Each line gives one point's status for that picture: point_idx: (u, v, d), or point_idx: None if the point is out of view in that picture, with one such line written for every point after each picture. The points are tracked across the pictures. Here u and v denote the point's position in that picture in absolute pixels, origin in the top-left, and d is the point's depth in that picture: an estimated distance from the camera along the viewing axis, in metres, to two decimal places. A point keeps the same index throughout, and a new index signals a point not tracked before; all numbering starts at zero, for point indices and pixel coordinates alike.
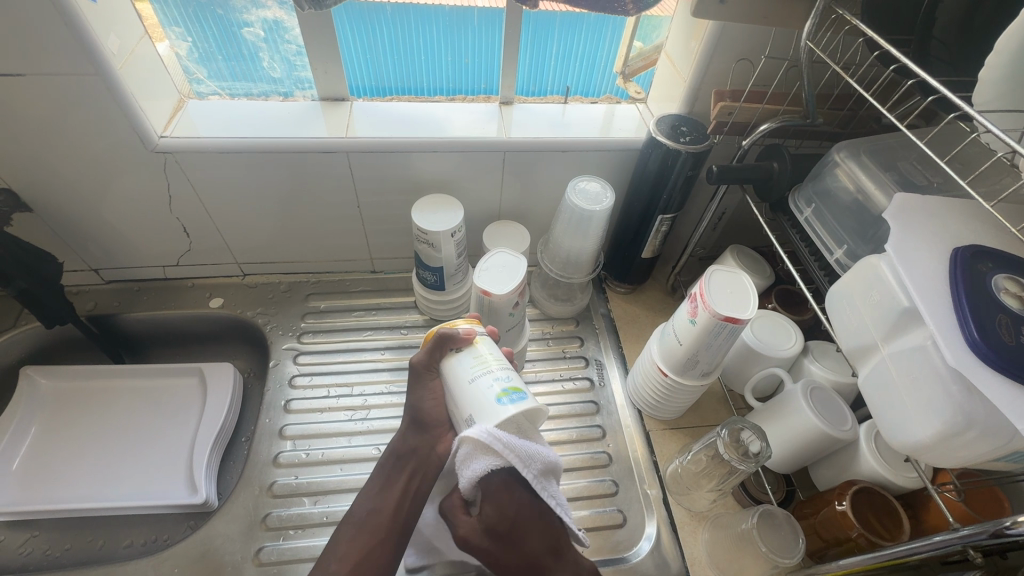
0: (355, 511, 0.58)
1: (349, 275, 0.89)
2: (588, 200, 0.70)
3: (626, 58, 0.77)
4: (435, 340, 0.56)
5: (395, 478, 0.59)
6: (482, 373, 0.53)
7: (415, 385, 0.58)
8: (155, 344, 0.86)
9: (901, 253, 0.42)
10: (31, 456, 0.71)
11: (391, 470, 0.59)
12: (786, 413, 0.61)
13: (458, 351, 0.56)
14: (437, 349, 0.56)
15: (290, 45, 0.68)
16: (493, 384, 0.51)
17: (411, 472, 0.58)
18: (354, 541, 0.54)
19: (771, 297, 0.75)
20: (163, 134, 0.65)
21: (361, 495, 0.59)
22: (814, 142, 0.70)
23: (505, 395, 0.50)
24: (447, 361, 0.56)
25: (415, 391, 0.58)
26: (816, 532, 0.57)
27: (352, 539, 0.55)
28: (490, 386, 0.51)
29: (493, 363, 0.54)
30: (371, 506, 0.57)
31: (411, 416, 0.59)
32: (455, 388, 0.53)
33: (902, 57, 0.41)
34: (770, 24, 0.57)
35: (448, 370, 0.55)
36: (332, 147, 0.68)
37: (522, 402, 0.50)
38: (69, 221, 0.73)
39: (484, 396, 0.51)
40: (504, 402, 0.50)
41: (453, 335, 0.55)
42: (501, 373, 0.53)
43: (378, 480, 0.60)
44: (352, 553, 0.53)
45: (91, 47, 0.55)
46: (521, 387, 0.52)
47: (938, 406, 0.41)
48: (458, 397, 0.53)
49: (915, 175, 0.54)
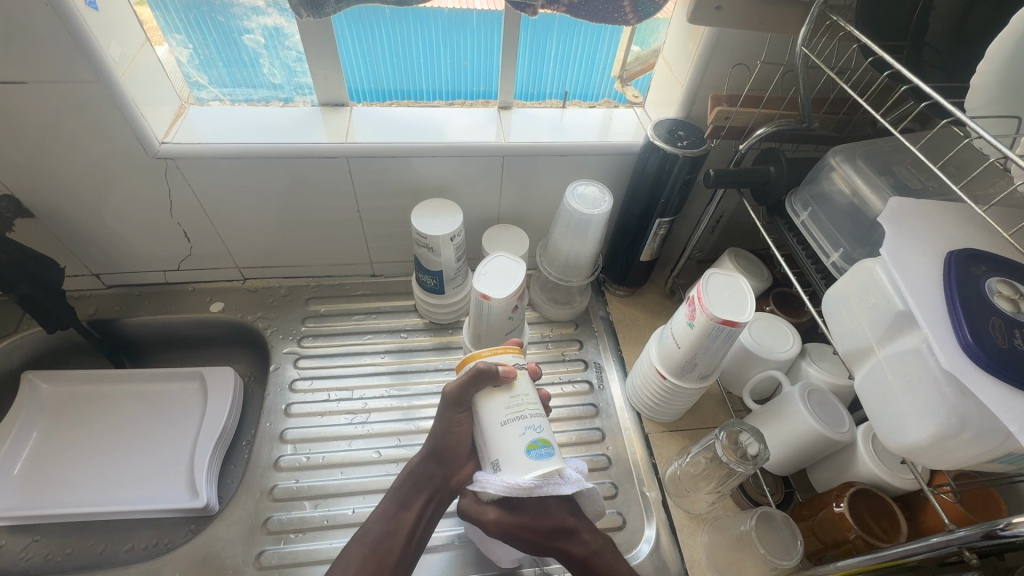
0: (368, 529, 0.56)
1: (349, 279, 0.90)
2: (586, 204, 0.70)
3: (624, 62, 0.77)
4: (473, 372, 0.54)
5: (411, 498, 0.58)
6: (517, 417, 0.52)
7: (444, 412, 0.57)
8: (156, 348, 0.86)
9: (896, 257, 0.43)
10: (33, 460, 0.72)
11: (405, 491, 0.59)
12: (784, 414, 0.62)
13: (497, 388, 0.54)
14: (474, 383, 0.54)
15: (291, 52, 0.69)
16: (525, 432, 0.52)
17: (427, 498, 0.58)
18: (369, 561, 0.53)
19: (769, 299, 0.75)
20: (164, 140, 0.65)
21: (373, 513, 0.58)
22: (810, 146, 0.71)
23: (533, 448, 0.50)
24: (484, 396, 0.54)
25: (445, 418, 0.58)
26: (814, 533, 0.58)
27: (365, 563, 0.53)
28: (521, 434, 0.51)
29: (528, 407, 0.53)
30: (383, 527, 0.56)
31: (434, 443, 0.59)
32: (486, 427, 0.53)
33: (895, 64, 0.42)
34: (765, 29, 0.58)
35: (484, 407, 0.54)
36: (332, 152, 0.68)
37: (547, 459, 0.50)
38: (71, 227, 0.73)
39: (515, 443, 0.51)
40: (530, 456, 0.50)
41: (495, 372, 0.54)
42: (532, 419, 0.52)
43: (391, 501, 0.58)
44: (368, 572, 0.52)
45: (92, 54, 0.55)
46: (550, 440, 0.52)
47: (933, 408, 0.41)
48: (487, 436, 0.53)
49: (910, 178, 0.55)
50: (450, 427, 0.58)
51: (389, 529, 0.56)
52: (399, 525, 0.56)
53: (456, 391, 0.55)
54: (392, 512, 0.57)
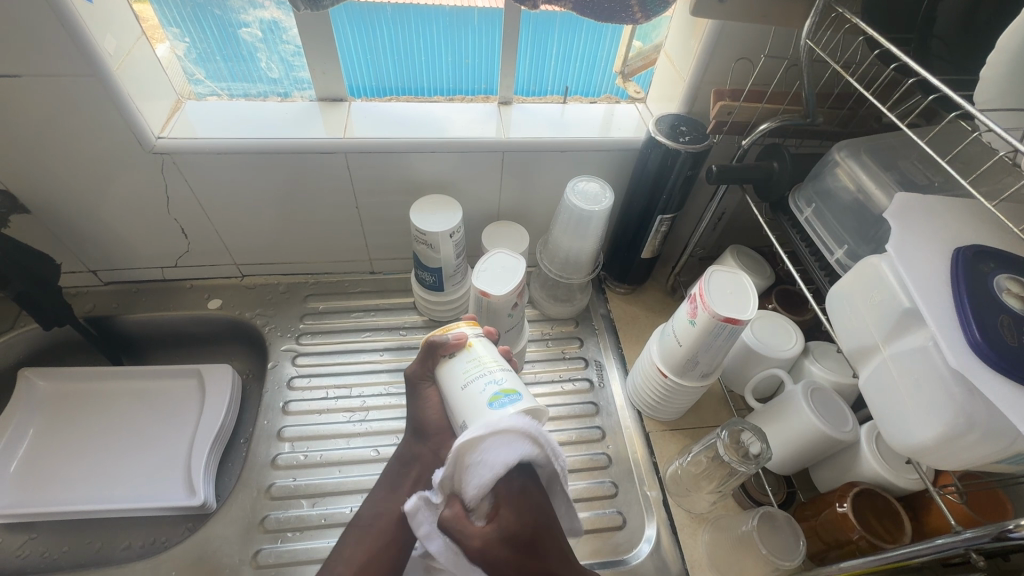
0: (361, 514, 0.57)
1: (348, 276, 0.89)
2: (587, 200, 0.70)
3: (625, 58, 0.77)
4: (426, 347, 0.55)
5: (402, 481, 0.59)
6: (476, 378, 0.50)
7: (411, 394, 0.58)
8: (154, 345, 0.85)
9: (902, 254, 0.42)
10: (29, 457, 0.71)
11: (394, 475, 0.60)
12: (786, 413, 0.61)
13: (451, 355, 0.54)
14: (427, 358, 0.55)
15: (288, 46, 0.68)
16: (485, 388, 0.49)
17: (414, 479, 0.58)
18: (361, 544, 0.54)
19: (771, 297, 0.74)
20: (160, 135, 0.64)
21: (366, 500, 0.59)
22: (814, 142, 0.70)
23: (494, 400, 0.47)
24: (439, 368, 0.54)
25: (415, 398, 0.57)
26: (817, 534, 0.57)
27: (357, 543, 0.54)
28: (483, 391, 0.49)
29: (488, 366, 0.51)
30: (374, 511, 0.57)
31: (412, 424, 0.59)
32: (448, 394, 0.52)
33: (903, 56, 0.41)
34: (770, 22, 0.57)
35: (442, 375, 0.53)
36: (330, 147, 0.68)
37: (517, 401, 0.47)
38: (68, 223, 0.73)
39: (476, 400, 0.48)
40: (492, 407, 0.47)
41: (442, 341, 0.54)
42: (495, 376, 0.50)
43: (382, 487, 0.60)
44: (358, 555, 0.53)
45: (86, 47, 0.55)
46: (516, 390, 0.49)
47: (940, 408, 0.40)
48: (451, 403, 0.51)
49: (916, 174, 0.54)
50: (421, 403, 0.57)
51: (379, 513, 0.57)
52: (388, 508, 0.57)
53: (416, 369, 0.57)
54: (382, 497, 0.58)
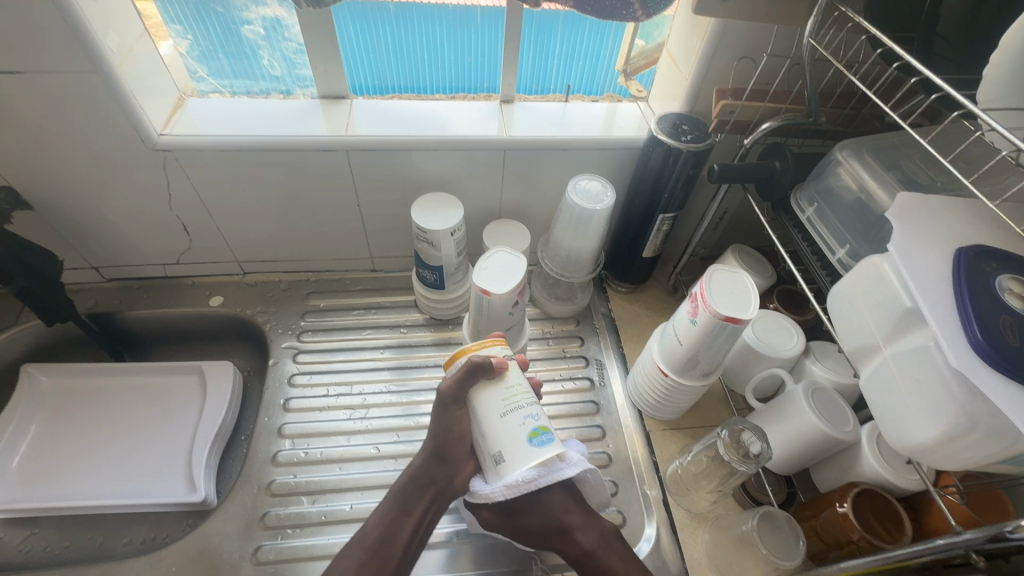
0: (366, 535, 0.55)
1: (349, 274, 0.89)
2: (588, 199, 0.69)
3: (628, 57, 0.77)
4: (467, 365, 0.53)
5: (412, 501, 0.57)
6: (514, 408, 0.52)
7: (443, 412, 0.56)
8: (155, 342, 0.86)
9: (904, 253, 0.42)
10: (31, 452, 0.72)
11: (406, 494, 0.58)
12: (787, 413, 0.61)
13: (491, 380, 0.54)
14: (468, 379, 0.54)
15: (290, 43, 0.68)
16: (524, 422, 0.52)
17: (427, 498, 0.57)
18: (367, 568, 0.52)
19: (773, 296, 0.74)
20: (162, 131, 0.65)
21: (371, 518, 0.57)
22: (816, 141, 0.70)
23: (534, 436, 0.51)
24: (478, 390, 0.54)
25: (444, 416, 0.56)
26: (817, 534, 0.57)
27: (362, 568, 0.52)
28: (522, 425, 0.52)
29: (523, 397, 0.54)
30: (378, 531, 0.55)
31: (436, 439, 0.57)
32: (482, 419, 0.53)
33: (905, 54, 0.41)
34: (772, 21, 0.57)
35: (478, 399, 0.54)
36: (332, 145, 0.68)
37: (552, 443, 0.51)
38: (70, 219, 0.73)
39: (516, 433, 0.51)
40: (533, 445, 0.51)
41: (488, 364, 0.53)
42: (531, 408, 0.53)
43: (388, 505, 0.57)
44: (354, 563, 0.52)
45: (89, 43, 0.55)
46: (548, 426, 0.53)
47: (942, 407, 0.40)
48: (484, 429, 0.53)
49: (918, 173, 0.54)
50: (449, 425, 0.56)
51: (384, 534, 0.55)
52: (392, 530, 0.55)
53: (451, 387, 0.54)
54: (389, 517, 0.56)
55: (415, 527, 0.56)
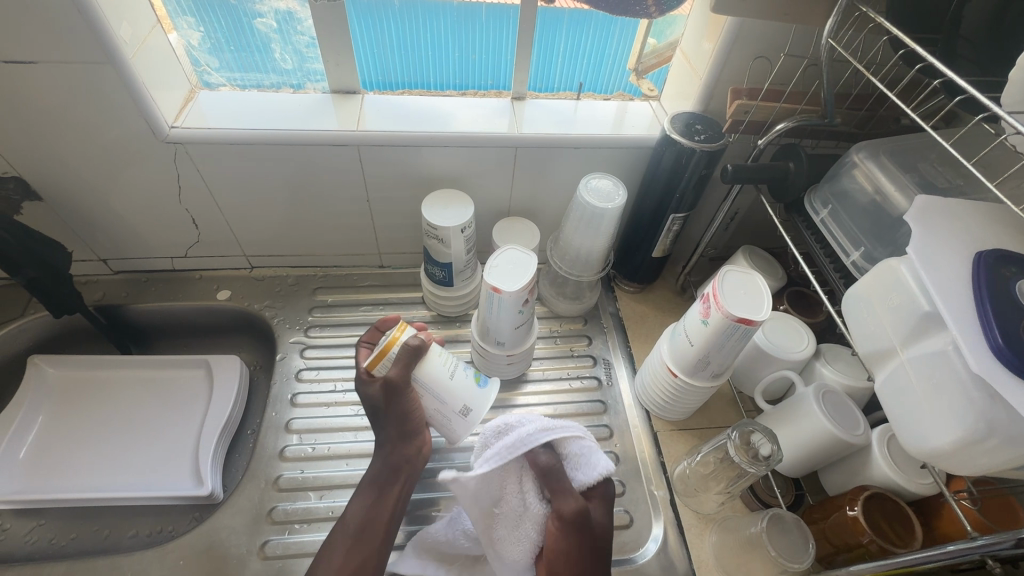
0: (354, 515, 0.58)
1: (357, 270, 0.89)
2: (600, 197, 0.69)
3: (639, 55, 0.76)
4: (406, 352, 0.58)
5: (387, 483, 0.59)
6: (454, 367, 0.61)
7: (365, 389, 0.60)
8: (162, 335, 0.86)
9: (924, 257, 0.41)
10: (38, 443, 0.72)
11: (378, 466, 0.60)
12: (798, 415, 0.61)
13: (426, 357, 0.59)
14: (411, 359, 0.58)
15: (302, 37, 0.68)
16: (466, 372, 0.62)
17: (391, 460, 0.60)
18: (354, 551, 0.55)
19: (783, 298, 0.74)
20: (173, 124, 0.64)
21: (356, 496, 0.60)
22: (830, 143, 0.69)
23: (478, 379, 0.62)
24: (417, 368, 0.59)
25: (361, 393, 0.60)
26: (826, 536, 0.57)
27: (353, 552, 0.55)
28: (467, 377, 0.61)
29: (453, 358, 0.62)
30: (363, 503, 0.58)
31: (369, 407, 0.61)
32: (439, 386, 0.59)
33: (929, 56, 0.40)
34: (791, 20, 0.56)
35: (423, 375, 0.59)
36: (343, 140, 0.67)
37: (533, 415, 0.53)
38: (79, 211, 0.73)
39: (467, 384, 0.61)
40: (481, 386, 0.61)
41: (421, 345, 0.59)
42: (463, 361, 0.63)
43: (369, 478, 0.60)
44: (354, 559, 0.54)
45: (102, 34, 0.54)
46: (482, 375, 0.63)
47: (961, 413, 0.40)
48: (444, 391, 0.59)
49: (936, 176, 0.53)
50: (372, 395, 0.59)
51: (369, 506, 0.58)
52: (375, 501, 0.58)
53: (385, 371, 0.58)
54: (370, 487, 0.59)
55: (392, 490, 0.59)
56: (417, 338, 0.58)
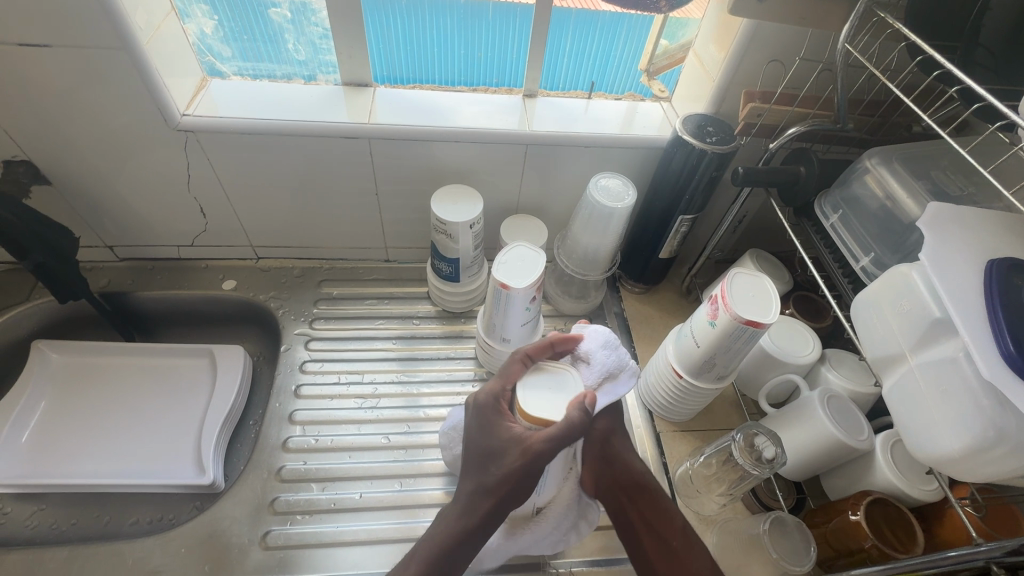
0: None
1: (363, 263, 0.89)
2: (609, 197, 0.69)
3: (651, 56, 0.76)
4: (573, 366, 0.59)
5: (460, 539, 0.50)
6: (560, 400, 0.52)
7: (494, 423, 0.53)
8: (165, 323, 0.85)
9: (936, 262, 0.42)
10: (40, 429, 0.71)
11: (453, 527, 0.51)
12: (801, 419, 0.61)
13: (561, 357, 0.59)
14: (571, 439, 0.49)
15: (316, 28, 0.68)
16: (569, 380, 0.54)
17: (470, 530, 0.50)
18: None
19: (789, 302, 0.74)
20: (185, 112, 0.64)
21: (408, 560, 0.50)
22: (840, 149, 0.70)
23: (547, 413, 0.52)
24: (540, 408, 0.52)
25: (489, 428, 0.53)
26: (827, 540, 0.57)
27: None
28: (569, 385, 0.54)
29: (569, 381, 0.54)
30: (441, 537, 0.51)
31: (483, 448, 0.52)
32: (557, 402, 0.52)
33: (946, 63, 0.40)
34: (806, 23, 0.56)
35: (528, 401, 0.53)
36: (354, 132, 0.67)
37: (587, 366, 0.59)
38: (87, 196, 0.72)
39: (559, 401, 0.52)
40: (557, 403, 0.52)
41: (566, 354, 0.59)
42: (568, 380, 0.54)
43: (434, 542, 0.50)
44: None
45: (119, 19, 0.54)
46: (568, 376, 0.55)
47: (969, 418, 0.40)
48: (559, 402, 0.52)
49: (948, 184, 0.54)
50: (503, 449, 0.51)
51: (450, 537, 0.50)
52: (456, 544, 0.50)
53: (524, 431, 0.51)
54: (433, 560, 0.49)
55: (470, 546, 0.51)
56: (578, 414, 0.49)
